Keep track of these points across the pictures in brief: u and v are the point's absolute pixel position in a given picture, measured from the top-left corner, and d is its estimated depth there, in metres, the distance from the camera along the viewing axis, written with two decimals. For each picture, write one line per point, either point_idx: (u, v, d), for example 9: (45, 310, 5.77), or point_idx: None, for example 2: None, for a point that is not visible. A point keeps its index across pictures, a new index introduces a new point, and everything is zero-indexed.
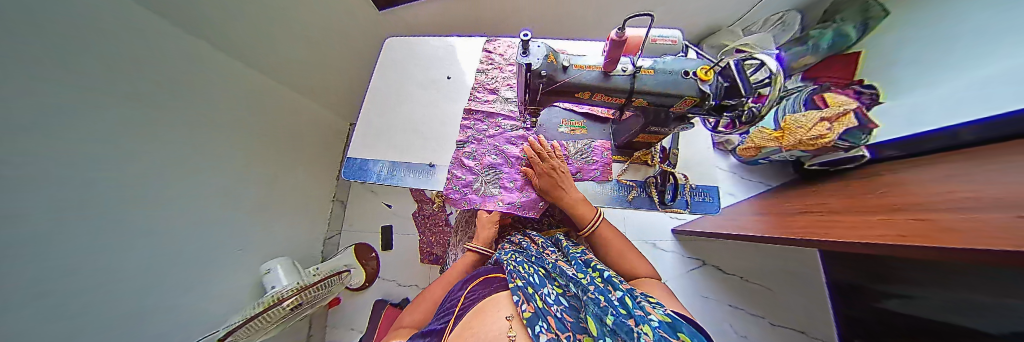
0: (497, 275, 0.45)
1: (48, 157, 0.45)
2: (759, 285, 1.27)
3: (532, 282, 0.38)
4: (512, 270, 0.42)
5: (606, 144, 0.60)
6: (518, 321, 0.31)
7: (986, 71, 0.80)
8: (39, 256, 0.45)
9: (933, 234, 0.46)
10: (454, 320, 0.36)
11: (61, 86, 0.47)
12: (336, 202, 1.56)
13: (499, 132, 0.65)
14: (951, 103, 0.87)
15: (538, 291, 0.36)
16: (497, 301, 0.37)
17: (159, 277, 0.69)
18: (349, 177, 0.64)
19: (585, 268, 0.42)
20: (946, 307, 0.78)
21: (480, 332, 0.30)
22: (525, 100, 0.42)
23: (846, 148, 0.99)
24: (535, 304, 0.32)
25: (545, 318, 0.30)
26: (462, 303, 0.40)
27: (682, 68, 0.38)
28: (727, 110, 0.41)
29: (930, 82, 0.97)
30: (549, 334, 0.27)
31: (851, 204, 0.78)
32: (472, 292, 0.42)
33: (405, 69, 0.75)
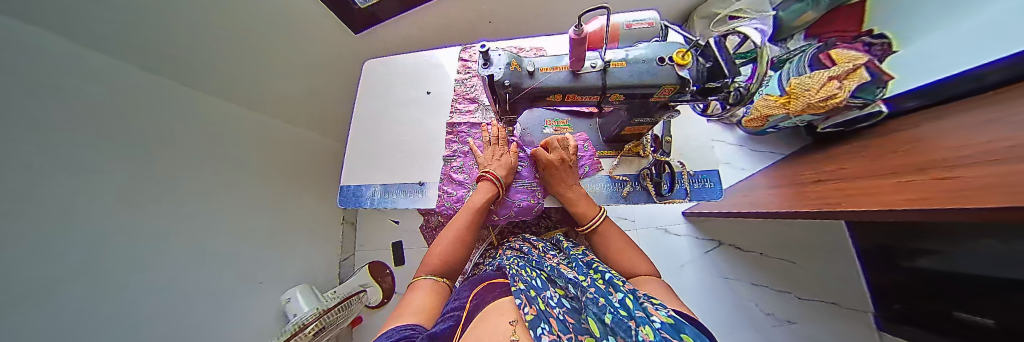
0: (499, 281, 0.44)
1: (72, 221, 0.48)
2: (782, 260, 1.21)
3: (535, 285, 0.37)
4: (514, 274, 0.42)
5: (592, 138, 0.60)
6: (521, 327, 0.29)
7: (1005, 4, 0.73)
8: (87, 312, 0.49)
9: (962, 194, 0.42)
10: (464, 326, 0.32)
11: (80, 153, 0.50)
12: (345, 224, 1.60)
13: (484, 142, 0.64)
14: (970, 44, 0.80)
15: (541, 294, 0.35)
16: (500, 308, 0.34)
17: (192, 317, 0.72)
18: (344, 205, 0.64)
19: (586, 269, 0.41)
20: (990, 263, 0.72)
21: (480, 337, 0.26)
22: (499, 110, 0.41)
23: (859, 105, 0.93)
24: (537, 307, 0.31)
25: (546, 320, 0.28)
26: (467, 309, 0.37)
27: (656, 55, 0.35)
28: (713, 93, 0.37)
29: (943, 24, 0.89)
30: (551, 335, 0.24)
31: (870, 165, 0.73)
32: (475, 298, 0.39)
33: (385, 91, 0.75)
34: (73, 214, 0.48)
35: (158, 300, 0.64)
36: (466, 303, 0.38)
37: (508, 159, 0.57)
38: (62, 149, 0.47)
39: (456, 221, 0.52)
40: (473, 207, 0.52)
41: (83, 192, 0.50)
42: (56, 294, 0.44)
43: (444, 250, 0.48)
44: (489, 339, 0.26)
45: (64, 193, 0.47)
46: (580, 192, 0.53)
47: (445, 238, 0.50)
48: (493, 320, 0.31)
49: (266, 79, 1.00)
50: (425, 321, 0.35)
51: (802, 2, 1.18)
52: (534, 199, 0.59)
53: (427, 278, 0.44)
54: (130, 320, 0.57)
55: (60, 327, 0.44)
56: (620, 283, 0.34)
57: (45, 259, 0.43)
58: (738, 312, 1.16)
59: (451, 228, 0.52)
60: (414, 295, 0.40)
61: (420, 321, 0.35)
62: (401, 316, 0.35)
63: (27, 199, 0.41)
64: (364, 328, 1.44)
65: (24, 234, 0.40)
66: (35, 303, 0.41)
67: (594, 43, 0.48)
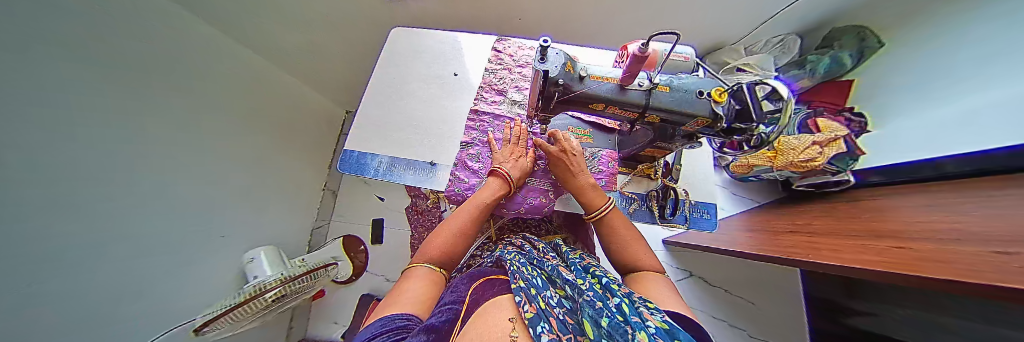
0: (500, 277, 0.43)
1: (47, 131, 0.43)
2: (741, 298, 1.31)
3: (535, 284, 0.37)
4: (514, 271, 0.41)
5: (612, 154, 0.60)
6: (520, 324, 0.28)
7: (965, 108, 0.85)
8: (37, 236, 0.44)
9: (917, 265, 0.47)
10: (463, 322, 0.30)
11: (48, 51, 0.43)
12: (326, 191, 1.51)
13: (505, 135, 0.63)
14: (930, 136, 0.92)
15: (541, 293, 0.35)
16: (499, 304, 0.33)
17: (140, 264, 0.64)
18: (345, 170, 0.61)
19: (584, 274, 0.41)
20: (907, 327, 0.84)
21: (478, 333, 0.26)
22: (538, 106, 0.42)
23: (833, 171, 1.03)
24: (537, 305, 0.30)
25: (545, 320, 0.27)
26: (467, 301, 0.36)
27: (698, 88, 0.38)
28: (737, 133, 0.41)
29: (910, 116, 1.03)
30: (550, 334, 0.24)
31: (836, 226, 0.82)
32: (474, 291, 0.38)
33: (410, 62, 0.72)
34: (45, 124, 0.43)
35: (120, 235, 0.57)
36: (465, 297, 0.37)
37: (525, 162, 0.56)
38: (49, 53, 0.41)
39: (457, 214, 0.51)
40: (478, 203, 0.51)
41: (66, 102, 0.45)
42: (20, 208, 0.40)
43: (445, 241, 0.47)
44: (485, 335, 0.25)
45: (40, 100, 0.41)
46: (583, 179, 0.52)
47: (444, 230, 0.49)
48: (489, 317, 0.30)
49: None
50: (420, 312, 0.34)
51: (802, 69, 1.35)
52: (546, 199, 0.59)
53: (423, 267, 0.43)
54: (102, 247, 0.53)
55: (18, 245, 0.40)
56: (616, 286, 0.32)
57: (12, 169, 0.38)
58: None
59: (453, 219, 0.51)
60: (409, 285, 0.39)
61: (417, 311, 0.33)
62: (396, 305, 0.34)
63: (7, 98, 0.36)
64: (327, 301, 1.37)
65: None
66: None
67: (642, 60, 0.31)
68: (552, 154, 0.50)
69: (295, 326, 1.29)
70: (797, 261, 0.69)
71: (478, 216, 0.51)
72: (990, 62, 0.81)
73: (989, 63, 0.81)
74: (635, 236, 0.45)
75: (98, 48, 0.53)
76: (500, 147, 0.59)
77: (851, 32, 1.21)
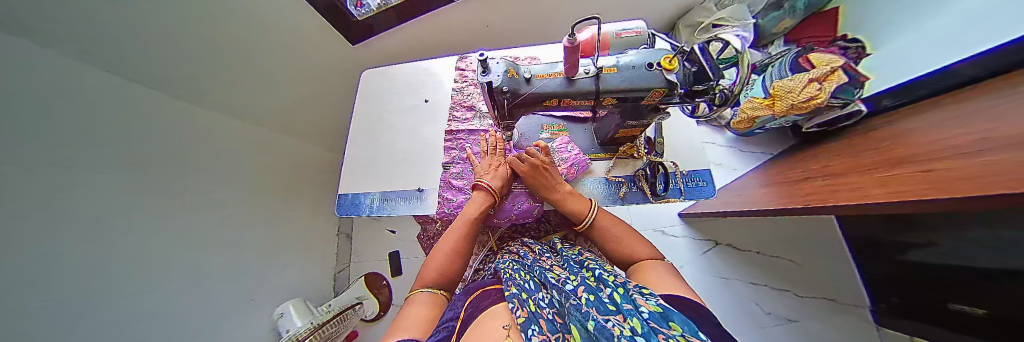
0: (496, 287, 0.43)
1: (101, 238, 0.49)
2: (779, 258, 1.22)
3: (527, 288, 0.37)
4: (508, 279, 0.41)
5: (565, 140, 0.61)
6: (514, 330, 0.28)
7: (981, 7, 0.78)
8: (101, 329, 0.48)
9: (946, 187, 0.43)
10: (461, 336, 0.31)
11: (99, 166, 0.50)
12: (341, 235, 1.56)
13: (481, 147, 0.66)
14: (936, 46, 0.86)
15: (532, 296, 0.34)
16: (494, 314, 0.33)
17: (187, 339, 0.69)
18: (343, 214, 0.64)
19: (579, 269, 0.40)
20: (961, 252, 0.76)
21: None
22: (497, 116, 0.43)
23: (840, 105, 0.96)
24: (529, 309, 0.30)
25: (537, 322, 0.27)
26: (463, 316, 0.36)
27: (645, 61, 0.37)
28: (699, 96, 0.39)
29: (913, 29, 0.96)
30: (541, 336, 0.24)
31: (853, 163, 0.76)
32: (471, 305, 0.38)
33: (382, 99, 0.76)
34: (99, 232, 0.49)
35: (172, 317, 0.63)
36: (462, 311, 0.37)
37: (505, 169, 0.57)
38: (86, 170, 0.48)
39: (449, 234, 0.52)
40: (467, 219, 0.52)
41: (109, 209, 0.51)
42: (82, 310, 0.45)
43: (441, 261, 0.48)
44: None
45: (90, 213, 0.47)
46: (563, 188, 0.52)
47: (439, 251, 0.49)
48: (485, 327, 0.30)
49: (276, 93, 1.02)
50: (421, 334, 0.34)
51: (780, 10, 1.29)
52: (533, 201, 0.59)
53: (424, 291, 0.44)
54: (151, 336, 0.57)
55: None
56: (610, 277, 0.32)
57: (70, 277, 0.43)
58: (739, 312, 1.16)
59: (447, 239, 0.51)
60: (410, 310, 0.39)
61: (416, 334, 0.34)
62: (398, 332, 0.34)
63: (58, 218, 0.41)
64: None
65: (46, 253, 0.40)
66: (52, 319, 0.40)
67: (576, 49, 0.31)
68: (529, 166, 0.51)
69: None
70: (814, 207, 0.65)
71: (470, 232, 0.51)
72: None
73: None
74: (629, 230, 0.44)
75: None
76: (482, 160, 0.60)
77: None
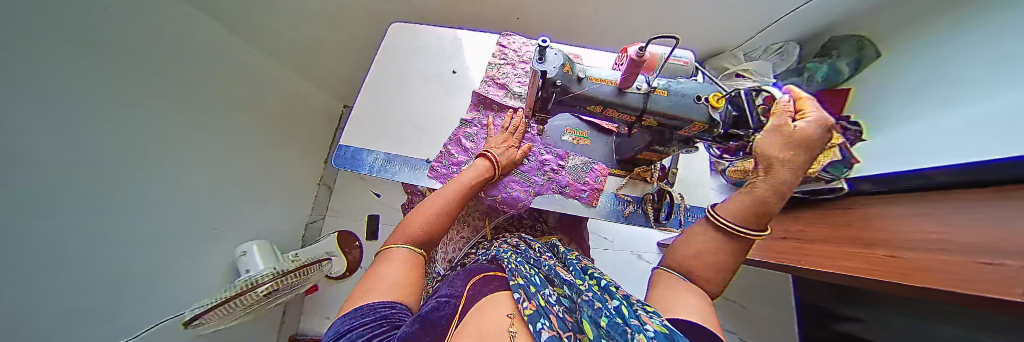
0: (497, 274, 0.42)
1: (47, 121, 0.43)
2: (733, 301, 1.34)
3: (534, 282, 0.37)
4: (512, 269, 0.41)
5: (601, 169, 0.62)
6: (518, 320, 0.28)
7: (972, 117, 0.82)
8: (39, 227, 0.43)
9: (913, 274, 0.48)
10: (461, 317, 0.30)
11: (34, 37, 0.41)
12: (321, 185, 1.51)
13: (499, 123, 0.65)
14: (930, 146, 0.90)
15: (540, 291, 0.35)
16: (496, 300, 0.33)
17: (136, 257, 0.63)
18: (339, 165, 0.60)
19: (583, 275, 0.41)
20: (900, 335, 0.83)
21: (477, 328, 0.26)
22: (534, 106, 0.41)
23: (828, 179, 1.02)
24: (536, 302, 0.31)
25: (546, 317, 0.27)
26: (463, 299, 0.35)
27: (695, 92, 0.38)
28: (733, 139, 0.41)
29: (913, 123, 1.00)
30: (550, 331, 0.24)
31: (828, 232, 0.83)
32: (473, 289, 0.38)
33: (408, 58, 0.71)
34: (44, 116, 0.42)
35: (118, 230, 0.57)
36: (463, 294, 0.37)
37: (514, 151, 0.56)
38: (24, 40, 0.39)
39: (439, 194, 0.48)
40: (461, 183, 0.49)
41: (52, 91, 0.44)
42: (24, 198, 0.40)
43: (426, 218, 0.44)
44: (486, 333, 0.25)
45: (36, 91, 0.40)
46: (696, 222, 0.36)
47: (425, 209, 0.45)
48: (488, 313, 0.30)
49: None
50: (408, 299, 0.31)
51: (801, 76, 1.39)
52: (524, 193, 0.57)
53: (402, 249, 0.38)
54: (88, 245, 0.51)
55: (25, 235, 0.40)
56: (613, 288, 0.32)
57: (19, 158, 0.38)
58: None
59: (435, 197, 0.47)
60: (385, 268, 0.34)
61: (403, 298, 0.30)
62: (375, 288, 0.30)
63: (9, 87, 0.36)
64: (321, 297, 1.37)
65: None
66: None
67: (637, 68, 0.31)
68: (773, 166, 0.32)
69: (288, 322, 1.27)
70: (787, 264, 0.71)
71: (462, 198, 0.49)
72: (1012, 68, 0.76)
73: (994, 78, 0.80)
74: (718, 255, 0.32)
75: (94, 34, 0.51)
76: (495, 133, 0.59)
77: (851, 40, 1.23)
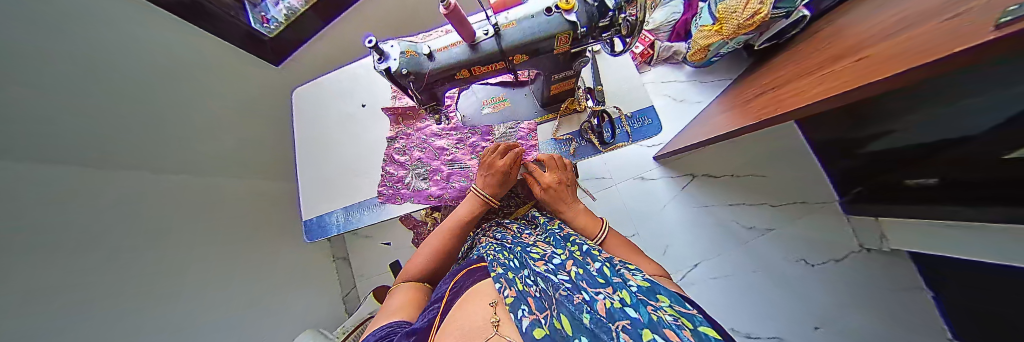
0: (481, 265, 0.43)
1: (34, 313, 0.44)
2: (752, 175, 1.27)
3: (511, 267, 0.37)
4: (493, 260, 0.41)
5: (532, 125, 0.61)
6: (501, 307, 0.30)
7: None
8: None
9: (874, 67, 0.36)
10: (440, 317, 0.32)
11: None
12: (338, 260, 1.45)
13: (424, 127, 0.65)
14: None
15: (518, 275, 0.35)
16: (479, 291, 0.35)
17: None
18: (312, 239, 0.63)
19: (563, 243, 0.44)
20: (925, 132, 0.74)
21: (465, 325, 0.28)
22: (420, 101, 0.43)
23: (784, 15, 0.94)
24: (516, 288, 0.31)
25: (526, 301, 0.29)
26: (448, 296, 0.37)
27: (544, 5, 0.36)
28: (607, 31, 0.38)
29: None
30: (532, 316, 0.26)
31: (798, 67, 0.76)
32: (457, 284, 0.40)
33: (321, 114, 0.71)
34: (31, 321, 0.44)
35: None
36: (447, 291, 0.39)
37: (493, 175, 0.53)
38: None
39: (436, 231, 0.55)
40: (459, 217, 0.54)
41: (30, 282, 0.46)
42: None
43: (423, 258, 0.51)
44: (468, 328, 0.27)
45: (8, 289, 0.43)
46: (578, 206, 0.52)
47: (422, 250, 0.52)
48: (472, 306, 0.31)
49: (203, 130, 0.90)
50: (410, 317, 0.40)
51: None
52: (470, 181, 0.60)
53: (405, 284, 0.48)
54: None
55: None
56: (596, 252, 0.39)
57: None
58: (725, 234, 1.23)
59: (435, 235, 0.54)
60: (393, 298, 0.45)
61: (407, 317, 0.40)
62: (386, 318, 0.40)
63: None
64: None
65: None
66: None
67: (455, 14, 0.29)
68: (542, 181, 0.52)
69: None
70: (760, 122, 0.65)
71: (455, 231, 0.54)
72: None
73: None
74: (634, 249, 0.46)
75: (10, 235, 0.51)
76: (477, 170, 0.58)
77: None
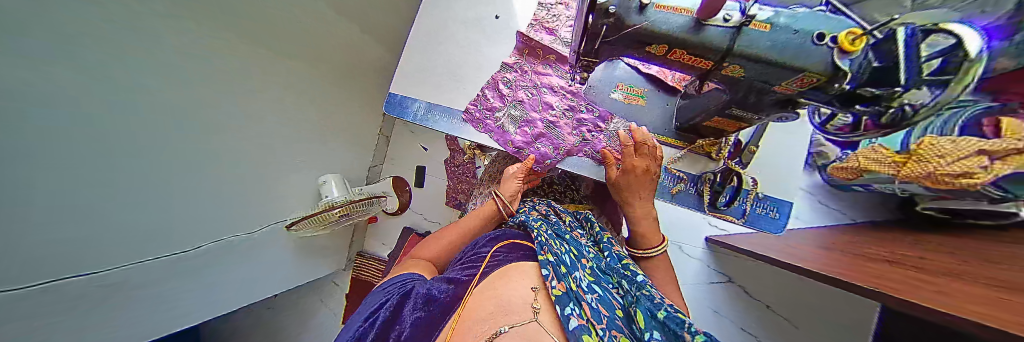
0: (524, 243, 0.42)
1: (200, 29, 0.47)
2: (777, 314, 1.14)
3: (565, 260, 0.34)
4: (539, 240, 0.39)
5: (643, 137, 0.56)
6: (543, 296, 0.28)
7: None
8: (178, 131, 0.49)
9: (989, 305, 0.29)
10: (478, 276, 0.33)
11: None
12: (381, 137, 1.50)
13: (543, 75, 0.61)
14: None
15: (570, 271, 0.32)
16: (522, 269, 0.34)
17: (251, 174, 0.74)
18: (389, 112, 0.66)
19: (618, 262, 0.40)
20: None
21: (501, 296, 0.28)
22: (580, 49, 0.36)
23: (994, 198, 0.66)
24: (566, 284, 0.29)
25: (578, 303, 0.26)
26: (486, 260, 0.38)
27: (819, 27, 0.26)
28: (860, 102, 0.32)
29: None
30: (580, 320, 0.24)
31: (962, 261, 0.58)
32: (496, 252, 0.39)
33: (454, 1, 0.67)
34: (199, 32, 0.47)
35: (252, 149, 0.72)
36: (487, 255, 0.39)
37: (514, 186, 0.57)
38: None
39: (462, 220, 0.56)
40: (478, 217, 0.56)
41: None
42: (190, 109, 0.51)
43: (441, 241, 0.51)
44: (509, 302, 0.26)
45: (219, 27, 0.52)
46: (650, 205, 0.47)
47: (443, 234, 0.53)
48: (511, 283, 0.30)
49: None
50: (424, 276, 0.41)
51: None
52: (554, 152, 0.57)
53: (418, 260, 0.47)
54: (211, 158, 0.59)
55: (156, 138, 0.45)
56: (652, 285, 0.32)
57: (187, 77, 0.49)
58: (712, 340, 1.17)
59: (456, 225, 0.55)
60: (403, 266, 0.45)
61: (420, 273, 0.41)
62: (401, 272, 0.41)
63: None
64: (378, 228, 1.53)
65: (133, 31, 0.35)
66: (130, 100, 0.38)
67: None
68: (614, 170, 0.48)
69: (356, 241, 1.49)
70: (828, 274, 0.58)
71: (476, 228, 0.54)
72: None
73: None
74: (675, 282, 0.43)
75: None
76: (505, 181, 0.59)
77: None
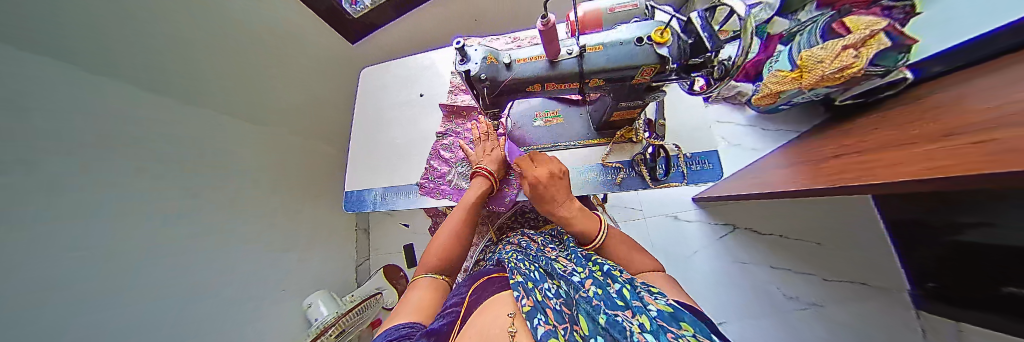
0: (498, 276, 0.39)
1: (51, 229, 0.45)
2: (805, 241, 1.12)
3: (532, 277, 0.33)
4: (512, 267, 0.38)
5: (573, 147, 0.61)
6: (519, 319, 0.24)
7: None
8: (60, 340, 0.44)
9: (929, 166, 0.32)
10: (461, 321, 0.29)
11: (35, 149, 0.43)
12: (359, 231, 1.52)
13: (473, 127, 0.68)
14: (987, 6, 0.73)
15: (538, 285, 0.31)
16: (499, 299, 0.30)
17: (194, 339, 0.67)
18: (349, 210, 0.67)
19: (585, 261, 0.39)
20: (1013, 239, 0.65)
21: (476, 332, 0.24)
22: (482, 105, 0.44)
23: (881, 74, 0.78)
24: (535, 298, 0.26)
25: (545, 311, 0.24)
26: (466, 303, 0.34)
27: (635, 35, 0.36)
28: (696, 70, 0.37)
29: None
30: (548, 326, 0.21)
31: (898, 129, 0.64)
32: (473, 296, 0.35)
33: (382, 95, 0.77)
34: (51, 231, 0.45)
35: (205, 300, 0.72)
36: (466, 299, 0.36)
37: (498, 153, 0.59)
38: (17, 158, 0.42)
39: (451, 217, 0.55)
40: (467, 203, 0.55)
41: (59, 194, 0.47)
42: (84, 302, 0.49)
43: (440, 248, 0.50)
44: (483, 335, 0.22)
45: (115, 206, 0.56)
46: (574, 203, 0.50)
47: (441, 237, 0.52)
48: (490, 314, 0.27)
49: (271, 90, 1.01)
50: (422, 318, 0.36)
51: None
52: (512, 189, 0.62)
53: (427, 277, 0.46)
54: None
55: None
56: (618, 273, 0.31)
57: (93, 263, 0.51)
58: (756, 299, 1.10)
59: (444, 228, 0.54)
60: (410, 295, 0.42)
61: (420, 318, 0.36)
62: (400, 315, 0.37)
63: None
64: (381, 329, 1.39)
65: None
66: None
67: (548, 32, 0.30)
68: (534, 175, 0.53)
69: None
70: (804, 191, 0.62)
71: (469, 216, 0.54)
72: None
73: None
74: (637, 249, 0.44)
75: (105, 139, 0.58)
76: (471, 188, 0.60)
77: None
